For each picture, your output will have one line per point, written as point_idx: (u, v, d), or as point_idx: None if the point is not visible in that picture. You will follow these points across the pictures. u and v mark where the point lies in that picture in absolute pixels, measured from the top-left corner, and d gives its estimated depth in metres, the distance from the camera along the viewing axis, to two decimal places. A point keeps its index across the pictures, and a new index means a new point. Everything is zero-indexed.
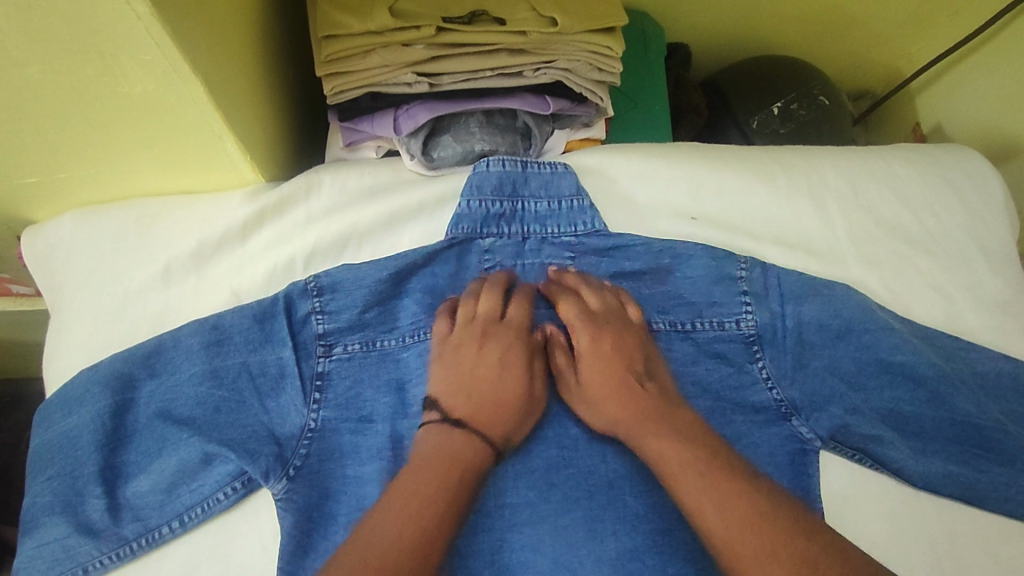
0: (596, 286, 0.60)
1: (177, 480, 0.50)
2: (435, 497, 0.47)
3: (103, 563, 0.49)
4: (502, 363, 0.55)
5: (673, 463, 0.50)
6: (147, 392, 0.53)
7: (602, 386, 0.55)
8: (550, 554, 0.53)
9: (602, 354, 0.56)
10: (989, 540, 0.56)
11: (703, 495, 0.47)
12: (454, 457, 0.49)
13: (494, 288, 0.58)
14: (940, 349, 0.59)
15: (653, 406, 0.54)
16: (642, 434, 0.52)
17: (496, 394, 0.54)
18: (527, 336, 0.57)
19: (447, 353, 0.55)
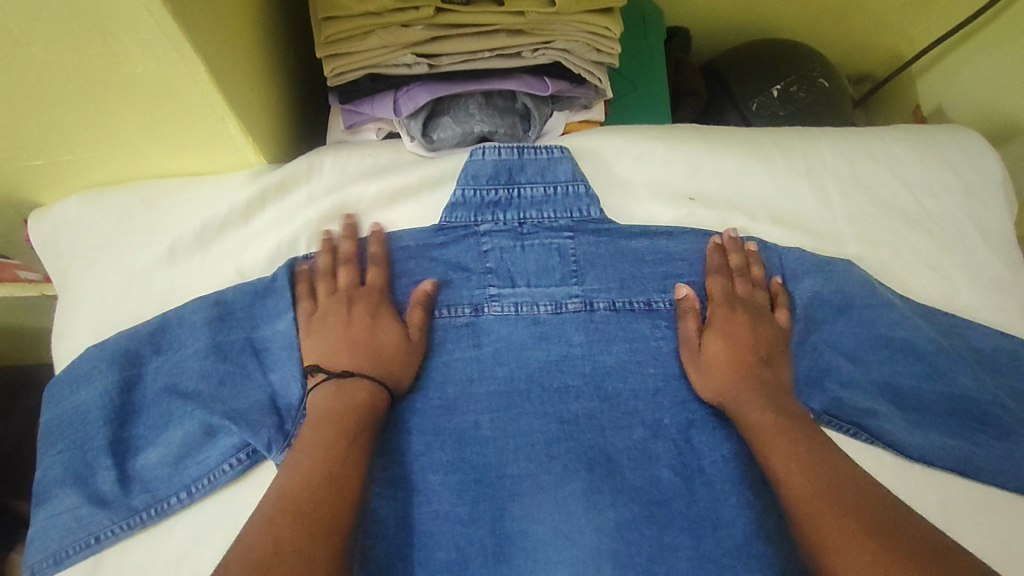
0: (760, 277, 0.60)
1: (185, 450, 0.52)
2: (333, 440, 0.49)
3: (114, 532, 0.51)
4: (373, 316, 0.56)
5: (767, 428, 0.52)
6: (153, 367, 0.54)
7: (719, 356, 0.57)
8: (550, 524, 0.54)
9: (733, 332, 0.58)
10: (992, 513, 0.55)
11: (788, 459, 0.50)
12: (351, 406, 0.51)
13: (346, 253, 0.58)
14: (937, 326, 0.60)
15: (766, 389, 0.55)
16: (741, 404, 0.54)
17: (373, 342, 0.55)
18: (382, 291, 0.57)
19: (318, 320, 0.56)
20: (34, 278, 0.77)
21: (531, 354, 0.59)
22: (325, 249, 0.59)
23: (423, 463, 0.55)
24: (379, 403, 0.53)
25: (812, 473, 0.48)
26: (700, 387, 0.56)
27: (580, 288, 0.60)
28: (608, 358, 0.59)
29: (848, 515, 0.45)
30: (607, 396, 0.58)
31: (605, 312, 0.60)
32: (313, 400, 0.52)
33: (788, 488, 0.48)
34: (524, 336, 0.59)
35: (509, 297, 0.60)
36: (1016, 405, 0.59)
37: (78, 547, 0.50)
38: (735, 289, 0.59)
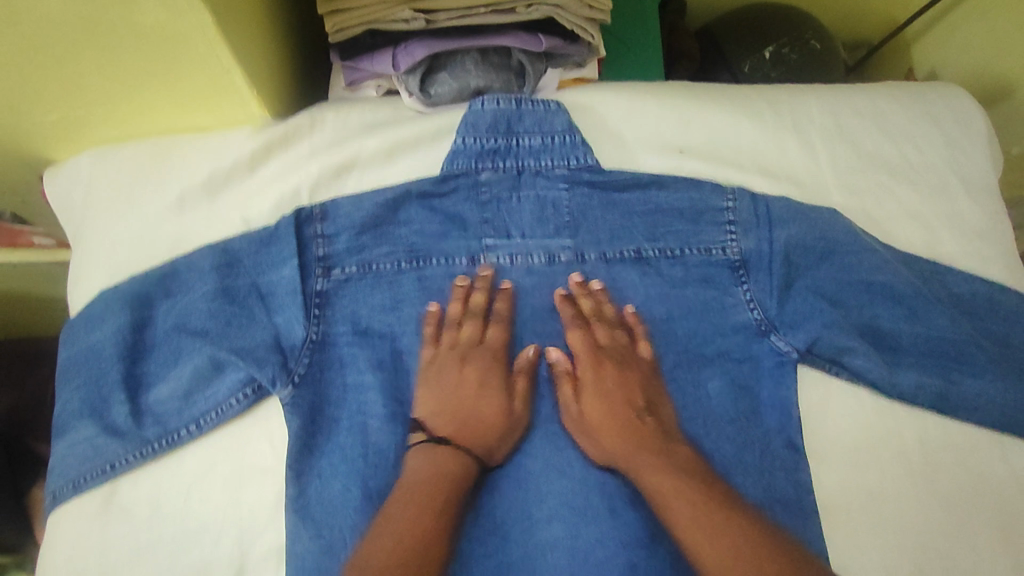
0: (613, 317, 0.61)
1: (195, 386, 0.55)
2: (432, 503, 0.50)
3: (128, 461, 0.54)
4: (483, 383, 0.57)
5: (667, 492, 0.51)
6: (163, 309, 0.57)
7: (599, 416, 0.56)
8: (541, 456, 0.57)
9: (606, 390, 0.57)
10: (958, 446, 0.59)
11: (698, 532, 0.48)
12: (453, 475, 0.52)
13: (476, 305, 0.59)
14: (917, 272, 0.62)
15: (651, 439, 0.54)
16: (634, 464, 0.53)
17: (475, 413, 0.56)
18: (501, 359, 0.58)
19: (433, 375, 0.57)
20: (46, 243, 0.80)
21: (524, 300, 0.61)
22: (457, 293, 0.60)
23: None
24: (471, 483, 0.53)
25: (735, 550, 0.47)
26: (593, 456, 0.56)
27: (573, 239, 0.62)
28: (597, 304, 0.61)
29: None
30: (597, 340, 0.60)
31: (596, 262, 0.63)
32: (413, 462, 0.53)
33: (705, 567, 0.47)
34: (518, 282, 0.61)
35: (504, 247, 0.62)
36: (993, 346, 0.61)
37: (95, 474, 0.53)
38: (607, 338, 0.60)
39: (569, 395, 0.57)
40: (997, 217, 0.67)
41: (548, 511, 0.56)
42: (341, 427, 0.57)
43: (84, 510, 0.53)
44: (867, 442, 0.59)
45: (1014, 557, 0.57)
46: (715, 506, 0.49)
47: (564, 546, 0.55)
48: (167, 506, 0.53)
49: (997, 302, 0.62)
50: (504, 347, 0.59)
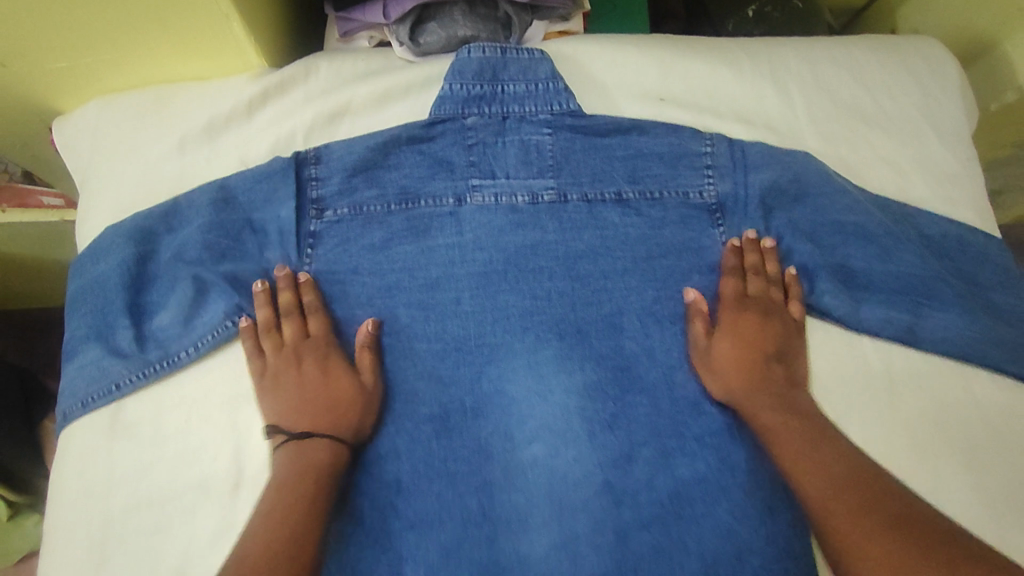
0: (776, 273, 0.63)
1: (193, 310, 0.59)
2: (290, 503, 0.51)
3: (132, 380, 0.57)
4: (323, 370, 0.58)
5: (779, 427, 0.57)
6: (165, 242, 0.61)
7: (731, 356, 0.60)
8: (524, 383, 0.60)
9: (738, 334, 0.61)
10: (925, 376, 0.62)
11: (803, 459, 0.54)
12: (315, 467, 0.54)
13: (286, 305, 0.59)
14: (890, 214, 0.65)
15: (776, 388, 0.59)
16: (754, 404, 0.58)
17: (325, 399, 0.57)
18: (328, 345, 0.59)
19: (268, 374, 0.58)
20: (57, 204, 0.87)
21: (508, 238, 0.63)
22: (261, 299, 0.58)
23: (411, 333, 0.61)
24: (340, 461, 0.55)
25: (826, 470, 0.53)
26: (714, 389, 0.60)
27: (556, 181, 0.65)
28: (579, 243, 0.64)
29: (851, 488, 0.51)
30: (578, 277, 0.63)
31: (578, 203, 0.65)
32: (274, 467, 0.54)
33: (803, 480, 0.53)
34: (502, 222, 0.64)
35: (490, 188, 0.64)
36: (961, 283, 0.63)
37: (102, 393, 0.57)
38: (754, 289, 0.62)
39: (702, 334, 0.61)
40: (969, 164, 0.69)
41: (529, 433, 0.59)
42: None
43: (92, 427, 0.57)
44: (836, 371, 0.62)
45: (974, 480, 0.59)
46: (828, 448, 0.55)
47: (543, 466, 0.58)
48: (168, 423, 0.57)
49: (966, 243, 0.65)
50: (331, 333, 0.60)
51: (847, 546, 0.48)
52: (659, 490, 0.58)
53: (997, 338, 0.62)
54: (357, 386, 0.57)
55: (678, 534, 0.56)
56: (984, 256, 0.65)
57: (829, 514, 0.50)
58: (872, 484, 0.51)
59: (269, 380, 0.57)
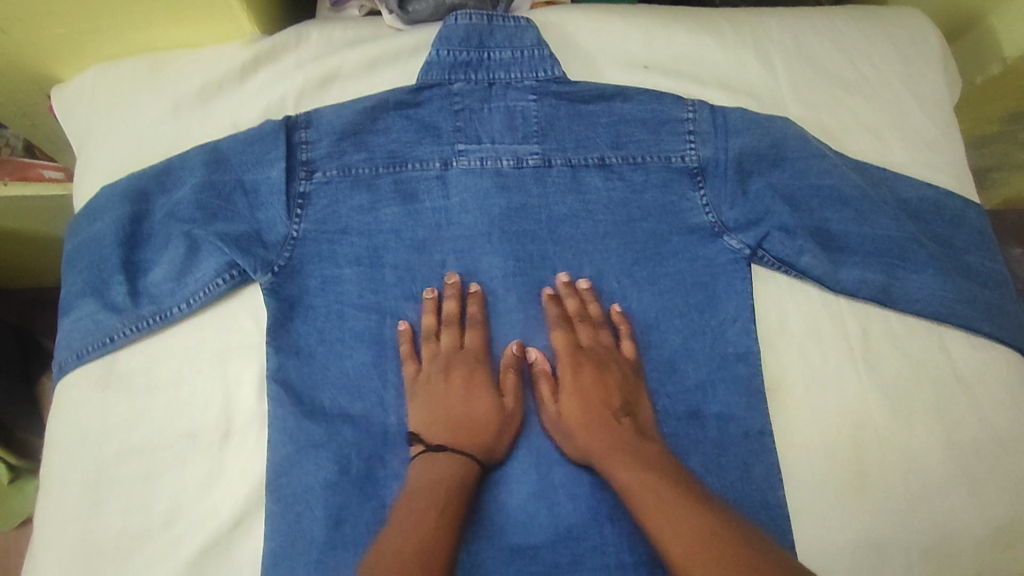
0: (600, 315, 0.62)
1: (184, 268, 0.60)
2: (429, 506, 0.51)
3: (126, 334, 0.59)
4: (468, 388, 0.58)
5: (636, 487, 0.52)
6: (158, 202, 0.62)
7: (575, 413, 0.57)
8: (504, 339, 0.62)
9: (578, 393, 0.58)
10: (901, 336, 0.63)
11: (662, 514, 0.49)
12: (453, 475, 0.54)
13: (450, 314, 0.61)
14: (867, 177, 0.66)
15: (628, 439, 0.55)
16: (611, 462, 0.54)
17: (466, 415, 0.57)
18: (482, 363, 0.60)
19: (418, 385, 0.59)
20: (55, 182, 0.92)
21: (493, 202, 0.65)
22: (428, 307, 0.61)
23: (397, 293, 0.62)
24: (470, 480, 0.54)
25: (682, 526, 0.48)
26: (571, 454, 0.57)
27: (541, 146, 0.66)
28: (561, 206, 0.65)
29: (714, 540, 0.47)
30: (560, 239, 0.64)
31: (561, 168, 0.66)
32: (412, 472, 0.55)
33: (663, 539, 0.48)
34: (487, 185, 0.65)
35: (475, 152, 0.66)
36: (936, 245, 0.64)
37: (97, 345, 0.59)
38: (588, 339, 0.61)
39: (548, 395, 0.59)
40: (948, 130, 0.70)
41: None
42: (316, 312, 0.61)
43: (87, 377, 0.59)
44: (810, 329, 0.63)
45: (948, 439, 0.59)
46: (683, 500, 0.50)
47: (522, 418, 0.59)
48: (161, 375, 0.59)
49: (941, 207, 0.66)
50: (483, 350, 0.60)
51: None
52: None
53: (972, 298, 0.63)
54: (500, 408, 0.58)
55: None
56: (959, 219, 0.66)
57: (684, 570, 0.46)
58: (729, 539, 0.47)
59: (415, 394, 0.58)
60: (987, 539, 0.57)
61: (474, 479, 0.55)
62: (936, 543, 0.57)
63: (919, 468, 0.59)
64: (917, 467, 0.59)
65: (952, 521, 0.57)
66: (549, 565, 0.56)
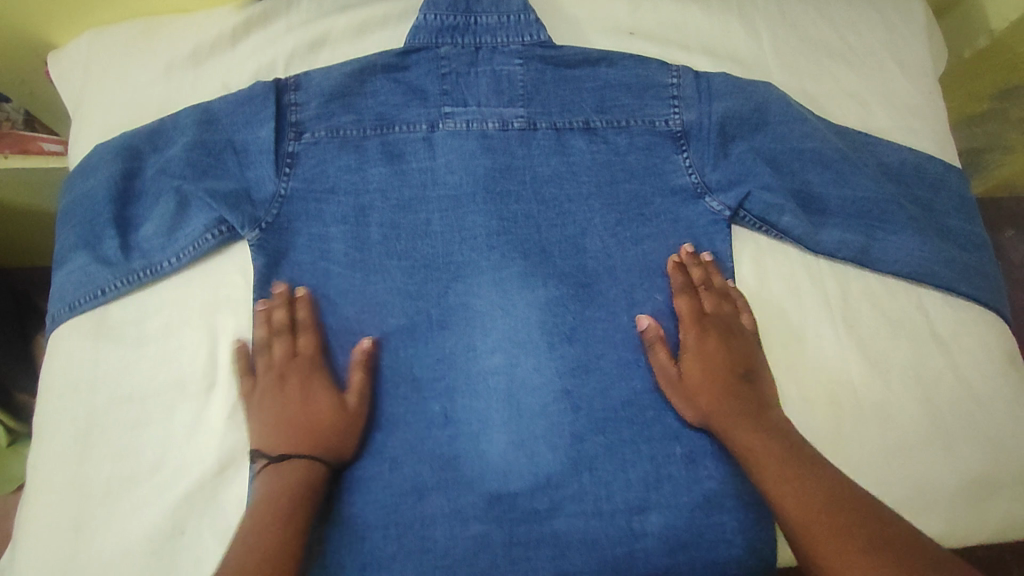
0: (723, 286, 0.62)
1: (174, 224, 0.61)
2: (273, 517, 0.51)
3: (116, 286, 0.60)
4: (305, 391, 0.57)
5: (757, 451, 0.54)
6: (150, 160, 0.64)
7: (699, 378, 0.58)
8: (488, 298, 0.62)
9: (699, 358, 0.59)
10: (879, 297, 0.63)
11: (778, 483, 0.51)
12: (299, 482, 0.53)
13: (279, 324, 0.59)
14: (849, 142, 0.67)
15: (748, 407, 0.56)
16: (728, 426, 0.56)
17: (305, 419, 0.56)
18: (319, 364, 0.59)
19: (254, 396, 0.57)
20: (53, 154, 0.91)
21: (479, 163, 0.66)
22: (259, 319, 0.59)
23: (382, 250, 0.63)
24: (316, 486, 0.54)
25: (799, 489, 0.50)
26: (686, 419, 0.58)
27: (526, 110, 0.67)
28: (544, 167, 0.66)
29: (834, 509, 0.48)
30: (544, 200, 0.65)
31: (546, 131, 0.67)
32: (256, 486, 0.53)
33: (787, 505, 0.50)
34: (473, 147, 0.66)
35: (462, 115, 0.66)
36: (916, 208, 0.65)
37: (88, 297, 0.60)
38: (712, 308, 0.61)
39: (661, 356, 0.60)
40: (930, 96, 0.71)
41: (491, 343, 0.61)
42: (303, 269, 0.62)
43: (78, 328, 0.60)
44: (790, 290, 0.64)
45: (923, 395, 0.60)
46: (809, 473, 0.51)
47: (503, 373, 0.60)
48: (150, 327, 0.60)
49: (922, 170, 0.67)
50: (321, 351, 0.59)
51: (831, 566, 0.46)
52: (613, 398, 0.60)
53: (950, 259, 0.64)
54: (339, 405, 0.56)
55: (631, 437, 0.59)
56: (940, 182, 0.67)
57: (807, 533, 0.48)
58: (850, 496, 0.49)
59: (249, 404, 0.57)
60: (959, 492, 0.58)
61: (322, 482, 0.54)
62: (910, 495, 0.58)
63: (894, 424, 0.60)
64: (892, 422, 0.60)
65: (924, 474, 0.58)
66: (528, 512, 0.56)
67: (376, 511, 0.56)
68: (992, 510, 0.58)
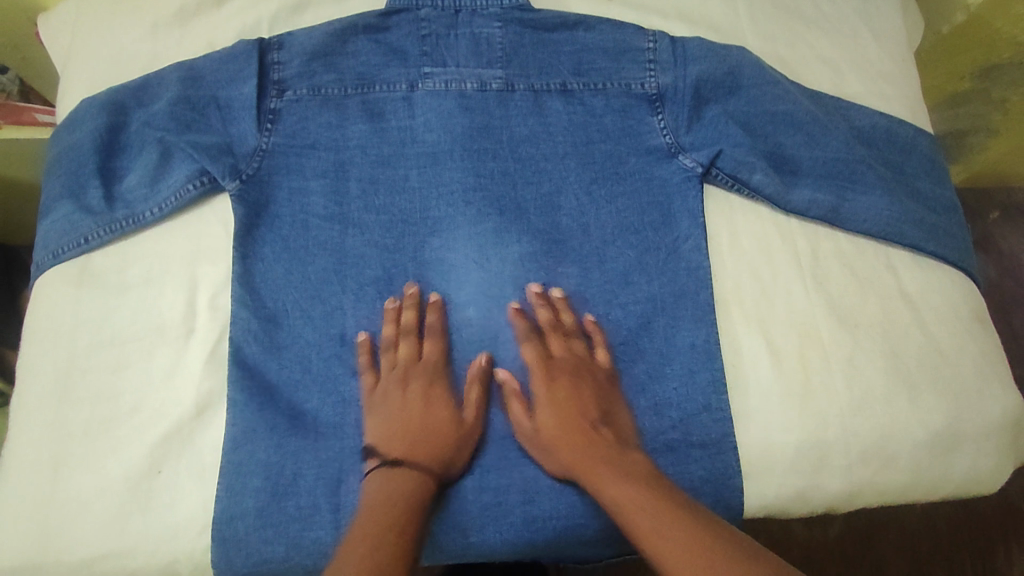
0: (574, 324, 0.61)
1: (157, 175, 0.63)
2: (380, 523, 0.49)
3: (100, 235, 0.62)
4: (425, 399, 0.57)
5: (625, 502, 0.50)
6: (135, 115, 0.65)
7: (552, 428, 0.56)
8: (464, 251, 0.63)
9: (543, 415, 0.57)
10: (848, 255, 0.64)
11: (651, 531, 0.48)
12: (413, 487, 0.52)
13: (407, 326, 0.59)
14: (821, 106, 0.68)
15: (607, 453, 0.54)
16: (591, 477, 0.53)
17: (425, 426, 0.56)
18: (438, 373, 0.59)
19: (376, 398, 0.57)
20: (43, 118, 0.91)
21: (457, 122, 0.67)
22: (388, 317, 0.60)
23: (360, 204, 0.64)
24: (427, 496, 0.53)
25: (675, 536, 0.47)
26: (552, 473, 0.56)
27: (504, 71, 0.68)
28: (522, 127, 0.67)
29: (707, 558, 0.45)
30: (521, 158, 0.66)
31: (524, 92, 0.68)
32: (367, 488, 0.53)
33: (663, 558, 0.46)
34: (451, 106, 0.67)
35: (441, 76, 0.68)
36: (886, 170, 0.67)
37: (71, 245, 0.61)
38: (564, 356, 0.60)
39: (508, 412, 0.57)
40: (901, 66, 0.73)
41: (464, 296, 0.62)
42: (282, 221, 0.63)
43: (61, 274, 0.61)
44: (761, 248, 0.64)
45: (890, 350, 0.61)
46: (689, 522, 0.48)
47: (476, 325, 0.61)
48: (132, 274, 0.61)
49: (893, 134, 0.68)
50: (443, 361, 0.59)
51: None
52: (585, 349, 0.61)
53: (918, 219, 0.65)
54: (455, 419, 0.57)
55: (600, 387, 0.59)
56: (910, 147, 0.68)
57: None
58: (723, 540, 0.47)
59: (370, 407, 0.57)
60: (925, 446, 0.58)
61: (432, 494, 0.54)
62: (876, 447, 0.58)
63: (860, 377, 0.60)
64: (859, 376, 0.60)
65: (891, 428, 0.58)
66: (497, 457, 0.58)
67: (347, 454, 0.57)
68: (955, 463, 0.59)
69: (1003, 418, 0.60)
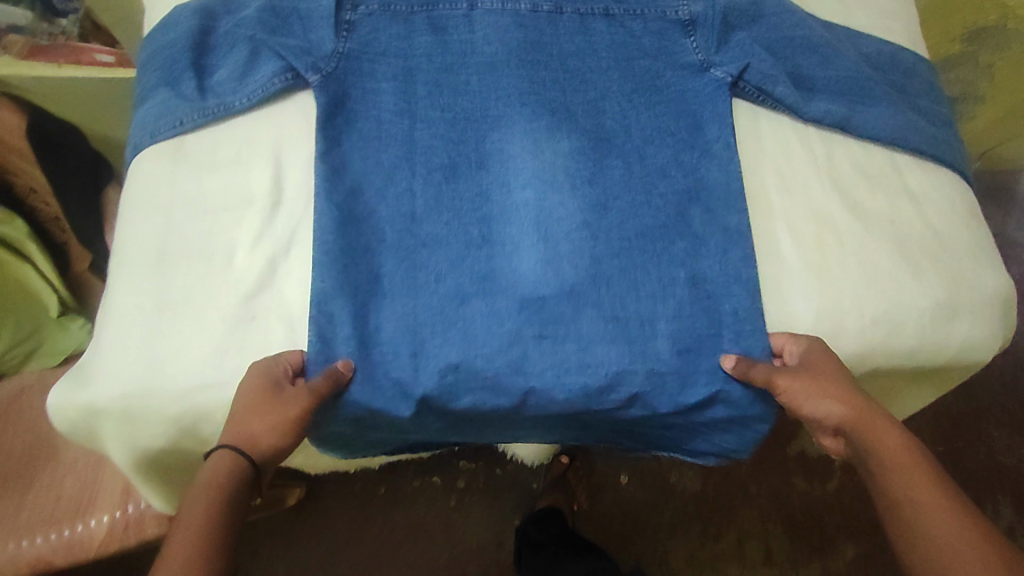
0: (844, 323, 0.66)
1: (246, 72, 0.70)
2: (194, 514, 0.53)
3: (194, 119, 0.68)
4: (250, 392, 0.58)
5: (888, 456, 0.58)
6: (225, 21, 0.73)
7: (829, 378, 0.61)
8: (523, 145, 0.70)
9: (817, 364, 0.62)
10: (857, 156, 0.73)
11: (913, 484, 0.57)
12: (225, 472, 0.56)
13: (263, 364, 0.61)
14: (833, 33, 0.77)
15: (876, 414, 0.60)
16: (863, 428, 0.60)
17: (243, 413, 0.57)
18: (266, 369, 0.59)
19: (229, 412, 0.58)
20: (109, 61, 1.07)
21: (514, 36, 0.74)
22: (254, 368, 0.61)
23: (427, 104, 0.71)
24: (241, 474, 0.56)
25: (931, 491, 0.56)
26: (819, 415, 0.60)
27: None
28: (570, 44, 0.74)
29: (957, 524, 0.53)
30: (570, 70, 0.74)
31: (572, 14, 0.75)
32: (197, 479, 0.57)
33: (916, 499, 0.56)
34: (507, 22, 0.74)
35: None
36: (890, 88, 0.76)
37: (168, 127, 0.68)
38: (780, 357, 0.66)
39: (765, 376, 0.62)
40: (901, 5, 0.83)
41: (522, 180, 0.69)
42: (359, 116, 0.70)
43: (158, 152, 0.68)
44: (781, 150, 0.73)
45: (896, 235, 0.70)
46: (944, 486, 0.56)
47: (533, 204, 0.68)
48: (222, 153, 0.69)
49: (894, 58, 0.78)
50: (277, 362, 0.60)
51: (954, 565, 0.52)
52: (629, 228, 0.68)
53: (919, 128, 0.74)
54: (279, 398, 0.58)
55: (643, 262, 0.67)
56: (911, 71, 0.77)
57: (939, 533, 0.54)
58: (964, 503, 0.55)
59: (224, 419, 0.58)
60: (928, 314, 0.67)
61: (250, 469, 0.57)
62: (885, 314, 0.67)
63: (869, 257, 0.69)
64: (868, 257, 0.69)
65: (898, 298, 0.67)
66: (555, 311, 0.64)
67: (420, 307, 0.64)
68: (954, 330, 0.68)
69: (994, 293, 0.70)
